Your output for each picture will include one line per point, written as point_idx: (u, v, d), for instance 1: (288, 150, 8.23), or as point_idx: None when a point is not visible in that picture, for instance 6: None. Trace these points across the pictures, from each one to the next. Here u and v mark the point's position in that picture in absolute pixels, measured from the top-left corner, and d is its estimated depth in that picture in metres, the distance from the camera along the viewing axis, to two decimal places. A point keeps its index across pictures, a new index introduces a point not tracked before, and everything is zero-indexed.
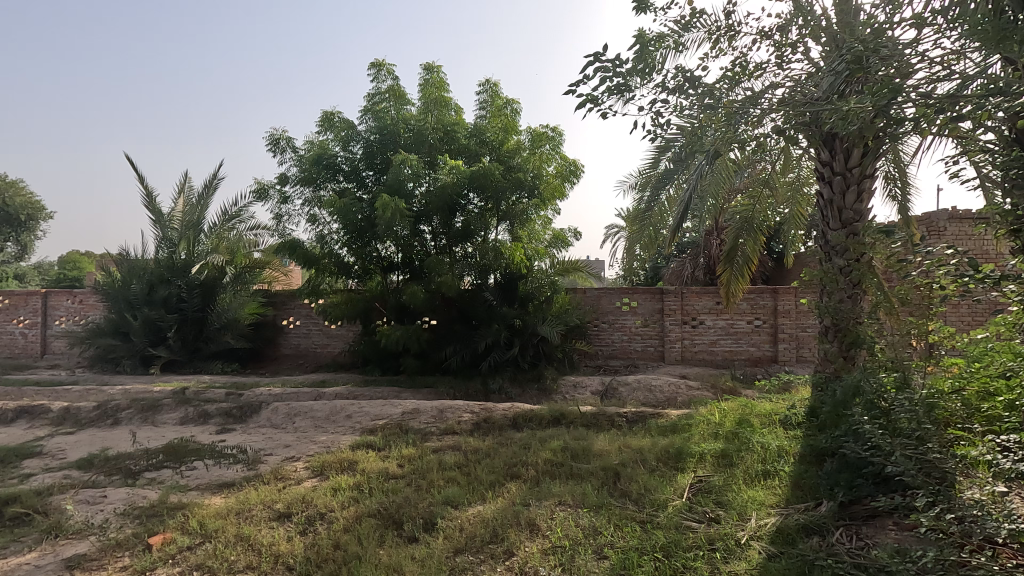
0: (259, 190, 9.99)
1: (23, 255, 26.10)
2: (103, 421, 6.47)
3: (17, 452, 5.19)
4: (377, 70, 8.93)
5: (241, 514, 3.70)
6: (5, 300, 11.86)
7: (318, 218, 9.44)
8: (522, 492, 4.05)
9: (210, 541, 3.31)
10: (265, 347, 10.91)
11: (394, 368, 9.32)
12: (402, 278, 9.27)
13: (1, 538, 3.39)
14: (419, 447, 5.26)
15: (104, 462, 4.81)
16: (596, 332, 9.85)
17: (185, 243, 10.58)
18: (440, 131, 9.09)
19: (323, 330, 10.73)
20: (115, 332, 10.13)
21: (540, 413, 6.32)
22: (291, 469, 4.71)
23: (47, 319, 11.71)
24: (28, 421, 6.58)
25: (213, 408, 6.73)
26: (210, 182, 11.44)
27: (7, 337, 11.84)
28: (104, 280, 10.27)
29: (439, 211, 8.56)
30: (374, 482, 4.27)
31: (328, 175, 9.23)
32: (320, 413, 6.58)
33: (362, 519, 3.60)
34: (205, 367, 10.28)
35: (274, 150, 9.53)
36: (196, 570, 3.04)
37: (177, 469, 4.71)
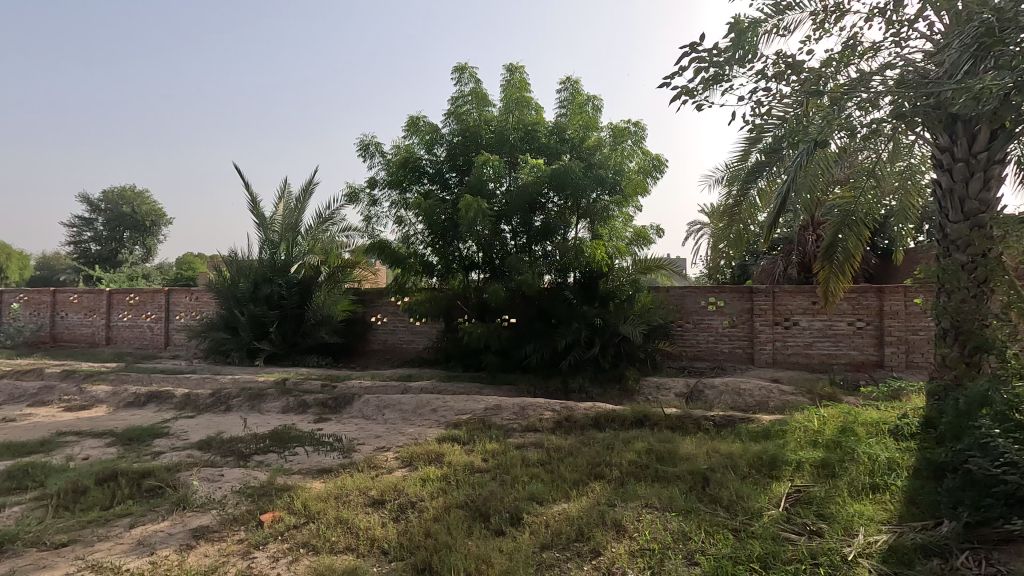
0: (351, 193, 10.55)
1: (148, 259, 29.07)
2: (218, 407, 7.13)
3: (149, 431, 5.83)
4: (461, 73, 9.14)
5: (340, 498, 3.95)
6: (137, 297, 13.35)
7: (404, 219, 9.83)
8: (607, 492, 4.01)
9: (314, 521, 3.55)
10: (355, 342, 11.52)
11: (475, 365, 9.51)
12: (483, 277, 9.43)
13: (140, 507, 3.82)
14: (503, 442, 5.33)
15: (221, 444, 5.29)
16: (679, 332, 9.54)
17: (284, 245, 11.39)
18: (521, 130, 9.15)
19: (408, 327, 11.16)
20: (226, 327, 11.10)
21: (622, 413, 6.22)
22: (382, 459, 4.95)
23: (169, 314, 13.05)
24: (156, 405, 7.37)
25: (311, 398, 7.20)
26: (307, 187, 12.25)
27: (138, 329, 13.33)
28: (217, 279, 11.30)
29: (519, 210, 8.64)
30: (461, 475, 4.40)
31: (414, 178, 9.57)
32: (407, 406, 6.85)
33: (450, 510, 3.72)
34: (303, 360, 11.01)
35: (364, 155, 10.03)
36: (302, 547, 3.26)
37: (282, 453, 5.09)
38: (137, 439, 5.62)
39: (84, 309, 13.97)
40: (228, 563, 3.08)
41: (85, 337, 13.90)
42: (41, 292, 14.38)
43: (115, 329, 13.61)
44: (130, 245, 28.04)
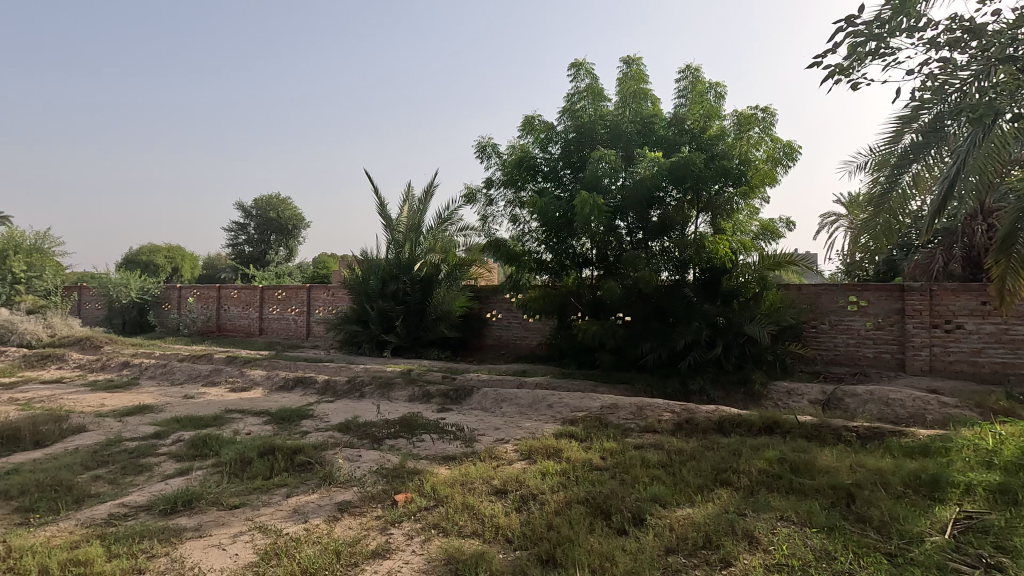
0: (469, 194, 10.97)
1: (290, 259, 32.51)
2: (353, 393, 7.79)
3: (298, 412, 6.52)
4: (577, 69, 9.12)
5: (465, 485, 4.14)
6: (284, 292, 14.98)
7: (519, 218, 10.05)
8: (735, 500, 3.80)
9: (443, 505, 3.76)
10: (472, 337, 11.98)
11: (589, 363, 9.45)
12: (596, 274, 9.35)
13: (294, 479, 4.30)
14: (621, 442, 5.25)
15: (358, 428, 5.77)
16: (813, 334, 8.77)
17: (409, 244, 12.16)
18: (639, 124, 8.95)
19: (522, 323, 11.38)
20: (358, 320, 12.08)
21: (749, 419, 5.84)
22: (502, 450, 5.10)
23: (310, 308, 14.48)
24: (302, 389, 8.22)
25: (434, 389, 7.61)
26: (428, 189, 12.95)
27: (285, 321, 14.95)
28: (350, 277, 12.35)
29: (636, 205, 8.43)
30: (580, 471, 4.40)
31: (529, 176, 9.74)
32: (523, 400, 7.00)
33: (571, 505, 3.74)
34: (425, 353, 11.66)
35: (481, 157, 10.37)
36: (433, 528, 3.47)
37: (411, 439, 5.44)
38: (288, 419, 6.31)
39: (241, 303, 15.94)
40: (369, 537, 3.36)
41: (243, 328, 15.87)
42: (208, 288, 16.63)
43: (266, 321, 15.38)
44: (276, 247, 31.52)
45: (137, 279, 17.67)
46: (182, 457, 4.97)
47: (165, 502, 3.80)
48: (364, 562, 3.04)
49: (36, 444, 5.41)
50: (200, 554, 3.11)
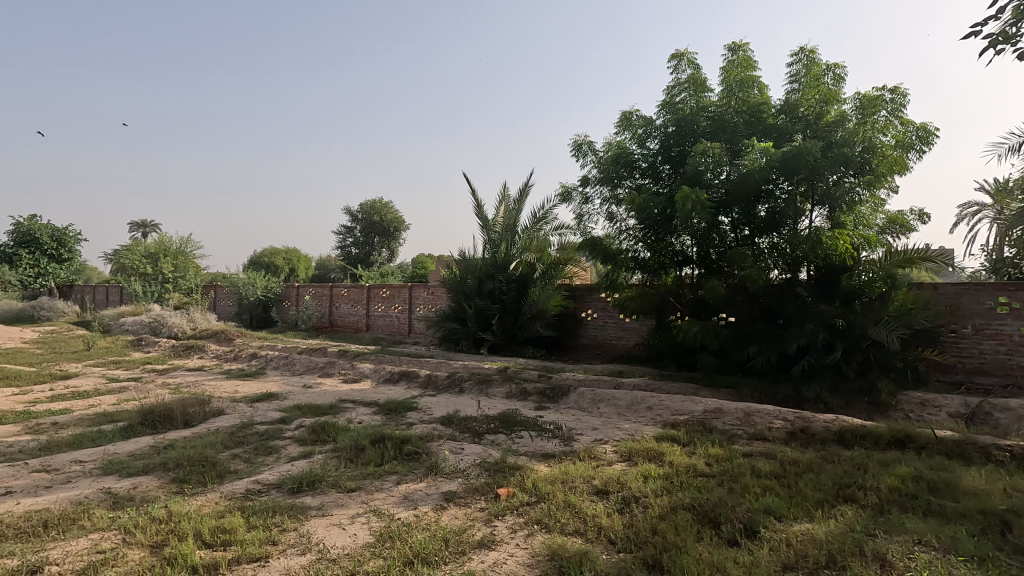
0: (564, 193, 10.96)
1: (392, 259, 34.35)
2: (453, 388, 8.08)
3: (403, 405, 6.88)
4: (677, 60, 8.81)
5: (566, 483, 4.14)
6: (388, 291, 15.85)
7: (616, 215, 9.89)
8: (862, 519, 3.47)
9: (544, 501, 3.80)
10: (567, 336, 11.97)
11: (690, 365, 9.08)
12: (698, 273, 8.97)
13: (403, 468, 4.54)
14: (728, 448, 4.99)
15: (459, 422, 5.98)
16: (953, 339, 7.79)
17: (504, 244, 12.40)
18: (746, 113, 8.45)
19: (618, 323, 11.19)
20: (456, 318, 12.49)
21: (876, 431, 5.32)
22: (602, 451, 5.04)
23: (412, 306, 15.20)
24: (406, 382, 8.66)
25: (531, 387, 7.69)
26: (523, 189, 13.12)
27: (389, 319, 15.83)
28: (449, 276, 12.82)
29: (742, 199, 7.97)
30: (684, 477, 4.25)
31: (625, 173, 9.54)
32: (621, 402, 6.87)
33: (677, 511, 3.61)
34: (521, 352, 11.81)
35: (577, 155, 10.33)
36: (536, 523, 3.51)
37: (510, 435, 5.54)
38: (395, 410, 6.68)
39: (350, 301, 17.08)
40: (474, 528, 3.45)
41: (352, 324, 17.01)
42: (321, 287, 17.98)
43: (372, 318, 16.37)
44: (380, 248, 33.45)
45: (262, 280, 19.55)
46: (304, 442, 5.42)
47: (292, 481, 4.17)
48: (470, 551, 3.14)
49: (186, 424, 6.16)
50: (323, 531, 3.37)
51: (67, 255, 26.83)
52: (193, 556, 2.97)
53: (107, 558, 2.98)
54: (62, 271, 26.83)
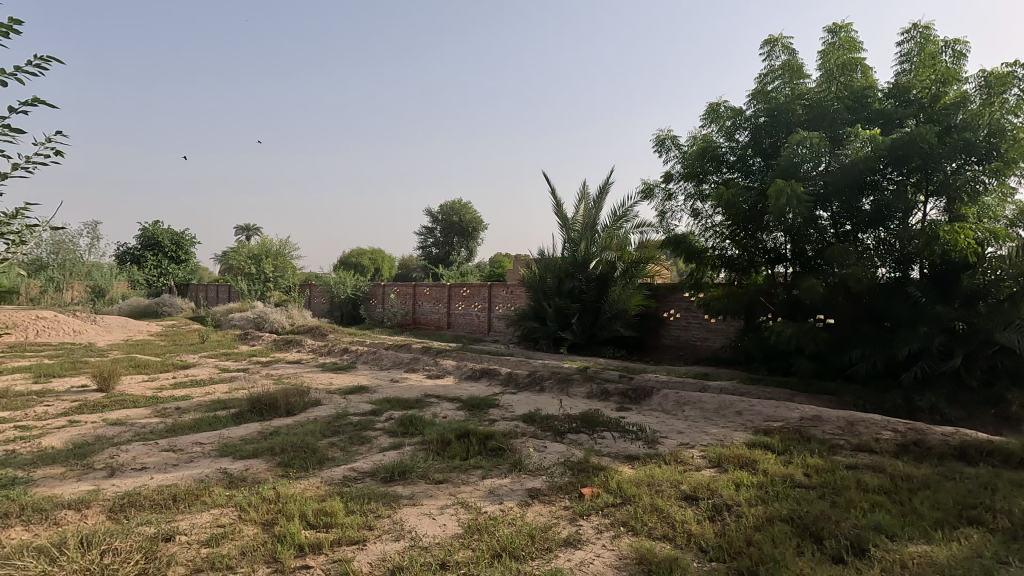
0: (646, 189, 10.71)
1: (470, 259, 35.16)
2: (534, 387, 8.14)
3: (486, 401, 7.02)
4: (771, 45, 8.33)
5: (652, 486, 4.05)
6: (468, 290, 16.22)
7: (701, 212, 9.53)
8: (991, 544, 3.12)
9: (630, 503, 3.74)
10: (649, 337, 11.69)
11: (783, 369, 8.56)
12: (792, 271, 8.45)
13: (488, 463, 4.63)
14: (829, 459, 4.67)
15: (541, 420, 6.01)
16: None
17: (584, 243, 12.32)
18: (849, 99, 7.85)
19: (703, 324, 10.78)
20: (536, 317, 12.57)
21: (1005, 447, 4.76)
22: (689, 455, 4.88)
23: (491, 305, 15.47)
24: (488, 379, 8.82)
25: (612, 387, 7.58)
26: (603, 186, 12.96)
27: (469, 317, 16.20)
28: (528, 275, 12.93)
29: (843, 192, 7.41)
30: (781, 487, 4.02)
31: (712, 167, 9.17)
32: (709, 405, 6.62)
33: (773, 522, 3.43)
34: (601, 352, 11.66)
35: (660, 150, 10.06)
36: (622, 525, 3.46)
37: (592, 436, 5.50)
38: (478, 406, 6.83)
39: (432, 299, 17.65)
40: (560, 525, 3.46)
41: (433, 322, 17.57)
42: (406, 286, 18.71)
43: (453, 316, 16.82)
44: (459, 248, 34.33)
45: (352, 279, 20.67)
46: (394, 433, 5.68)
47: (384, 471, 4.38)
48: (557, 549, 3.15)
49: (287, 412, 6.64)
50: (415, 520, 3.52)
51: (184, 257, 29.75)
52: (299, 535, 3.19)
53: (227, 532, 3.27)
54: (181, 271, 29.78)
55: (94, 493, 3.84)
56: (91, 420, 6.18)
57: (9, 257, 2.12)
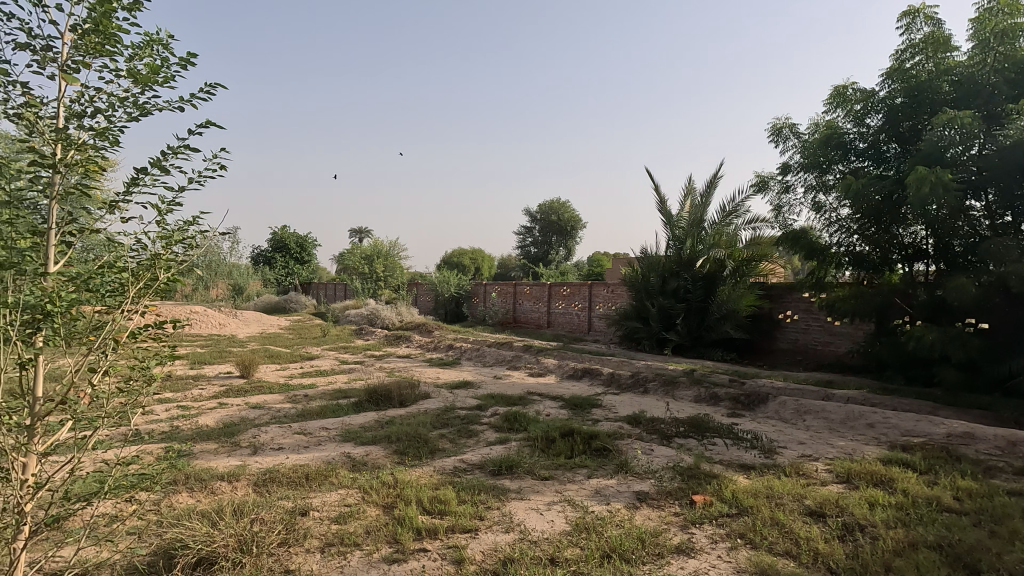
0: (760, 182, 10.06)
1: (568, 258, 35.13)
2: (637, 388, 7.96)
3: (589, 401, 6.98)
4: (911, 18, 7.48)
5: (772, 498, 3.80)
6: (569, 289, 16.20)
7: (825, 204, 8.86)
8: None
9: (748, 515, 3.54)
10: (763, 340, 10.97)
11: (923, 379, 7.65)
12: (935, 269, 7.59)
13: (593, 462, 4.61)
14: (985, 482, 4.10)
15: (647, 422, 5.87)
16: None
17: (690, 240, 11.85)
18: (1011, 71, 6.74)
19: (824, 327, 9.92)
20: (638, 317, 12.26)
21: None
22: (812, 468, 4.52)
23: (592, 304, 15.33)
24: (589, 379, 8.77)
25: (722, 392, 7.22)
26: (711, 180, 12.37)
27: (569, 316, 16.18)
28: (630, 274, 12.67)
29: (1002, 178, 6.47)
30: (925, 510, 3.60)
31: (838, 156, 8.51)
32: (834, 416, 6.08)
33: (918, 548, 3.08)
34: (708, 354, 11.13)
35: (776, 140, 9.40)
36: (739, 537, 3.29)
37: (702, 441, 5.28)
38: (580, 406, 6.81)
39: (532, 298, 17.83)
40: (671, 531, 3.36)
41: (533, 320, 17.75)
42: (506, 285, 19.05)
43: (552, 315, 16.89)
44: (557, 248, 34.42)
45: (455, 278, 21.47)
46: (499, 429, 5.83)
47: (492, 464, 4.52)
48: (669, 555, 3.07)
49: (401, 404, 7.06)
50: (523, 514, 3.59)
51: (307, 258, 32.60)
52: (416, 520, 3.38)
53: (353, 512, 3.54)
54: (304, 271, 32.64)
55: (242, 468, 4.34)
56: (236, 403, 6.97)
57: (187, 260, 2.27)
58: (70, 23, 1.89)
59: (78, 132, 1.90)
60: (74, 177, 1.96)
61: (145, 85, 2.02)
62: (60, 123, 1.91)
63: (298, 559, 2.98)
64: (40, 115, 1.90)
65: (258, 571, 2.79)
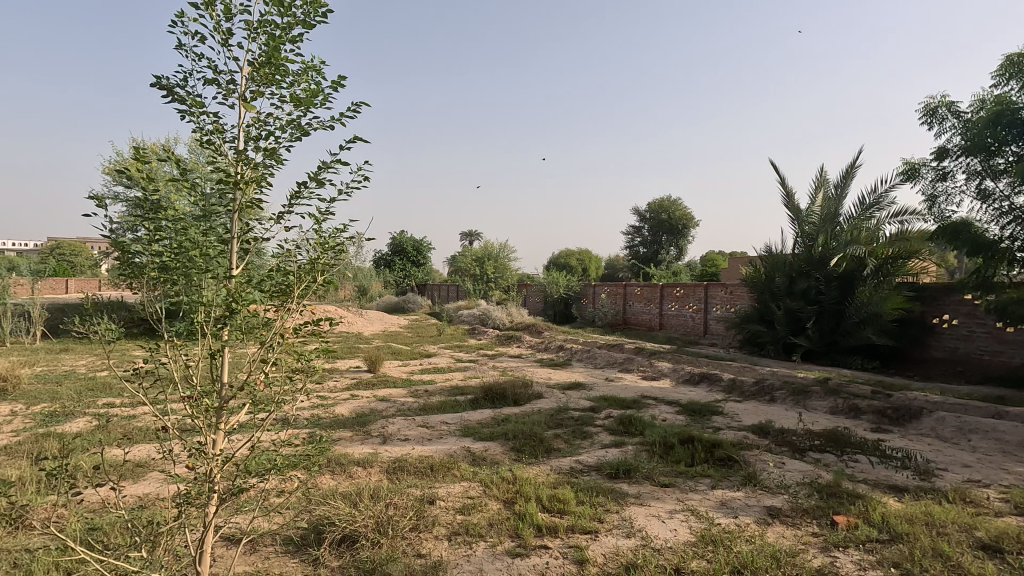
0: (908, 170, 8.98)
1: (680, 257, 33.74)
2: (762, 396, 7.44)
3: (708, 407, 6.65)
4: None
5: (932, 526, 3.37)
6: (683, 290, 15.55)
7: (993, 192, 7.69)
8: None
9: (902, 543, 3.17)
10: (913, 347, 9.74)
11: None
12: None
13: (717, 472, 4.39)
14: None
15: (776, 433, 5.48)
16: None
17: (823, 237, 10.93)
18: None
19: (992, 334, 8.60)
20: (761, 320, 11.48)
21: None
22: (982, 495, 3.93)
23: (708, 305, 14.59)
24: (708, 384, 8.36)
25: (864, 404, 6.52)
26: (848, 170, 11.25)
27: (683, 318, 15.53)
28: (752, 274, 11.97)
29: None
30: None
31: (1010, 136, 7.34)
32: (1009, 437, 5.24)
33: None
34: (845, 362, 10.13)
35: (929, 121, 8.33)
36: (893, 566, 2.95)
37: (842, 457, 4.82)
38: (699, 412, 6.52)
39: (643, 299, 17.35)
40: (809, 553, 3.10)
41: (645, 322, 17.26)
42: (616, 286, 18.72)
43: (665, 317, 16.30)
44: (667, 247, 33.24)
45: (564, 279, 21.52)
46: (614, 431, 5.75)
47: (609, 467, 4.47)
48: None
49: (515, 402, 7.22)
50: (644, 520, 3.51)
51: (423, 261, 34.54)
52: (536, 516, 3.44)
53: (476, 504, 3.68)
54: (421, 273, 34.53)
55: (375, 456, 4.69)
56: (366, 395, 7.54)
57: (339, 263, 2.48)
58: (248, 58, 2.17)
59: (253, 153, 2.16)
60: (250, 193, 2.23)
61: (306, 108, 2.25)
62: (241, 145, 2.18)
63: (428, 544, 3.16)
64: (225, 140, 2.20)
65: (395, 552, 3.01)
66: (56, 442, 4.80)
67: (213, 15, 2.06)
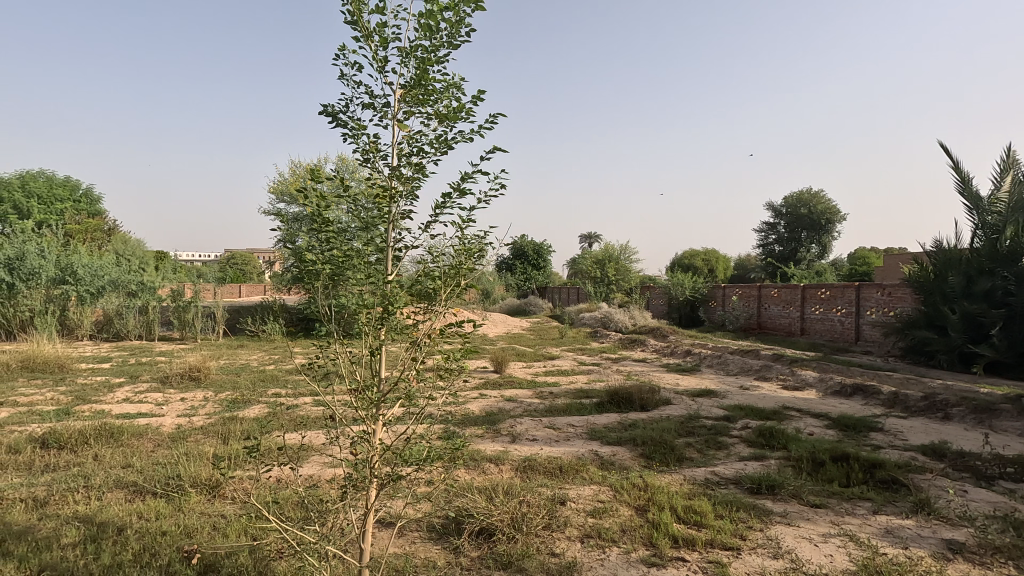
0: None
1: (823, 255, 30.65)
2: (934, 412, 6.49)
3: (864, 422, 5.96)
4: None
5: None
6: (828, 291, 14.09)
7: None
8: None
9: None
10: None
11: None
12: None
13: (880, 496, 3.92)
14: None
15: (954, 456, 4.76)
16: None
17: (1013, 228, 9.42)
18: None
19: None
20: (931, 326, 10.04)
21: None
22: None
23: (861, 309, 13.09)
24: (863, 397, 7.49)
25: None
26: None
27: (829, 322, 14.08)
28: (918, 274, 10.60)
29: None
30: None
31: None
32: None
33: None
34: None
35: None
36: None
37: None
38: (854, 427, 5.86)
39: (781, 302, 16.00)
40: None
41: (783, 326, 15.90)
42: (749, 287, 17.43)
43: (808, 321, 14.87)
44: (808, 245, 30.37)
45: (690, 280, 20.53)
46: (753, 443, 5.37)
47: (750, 481, 4.19)
48: None
49: (642, 407, 7.03)
50: (794, 541, 3.23)
51: (543, 264, 35.14)
52: (672, 526, 3.33)
53: (607, 509, 3.66)
54: (541, 275, 35.08)
55: (505, 453, 4.86)
56: (494, 394, 7.82)
57: (480, 268, 2.59)
58: (400, 82, 2.35)
59: (403, 168, 2.34)
60: (400, 203, 2.42)
61: (450, 122, 2.38)
62: (392, 161, 2.37)
63: (562, 544, 3.20)
64: (380, 158, 2.41)
65: (529, 549, 3.09)
66: (239, 425, 5.59)
67: (371, 46, 2.27)
